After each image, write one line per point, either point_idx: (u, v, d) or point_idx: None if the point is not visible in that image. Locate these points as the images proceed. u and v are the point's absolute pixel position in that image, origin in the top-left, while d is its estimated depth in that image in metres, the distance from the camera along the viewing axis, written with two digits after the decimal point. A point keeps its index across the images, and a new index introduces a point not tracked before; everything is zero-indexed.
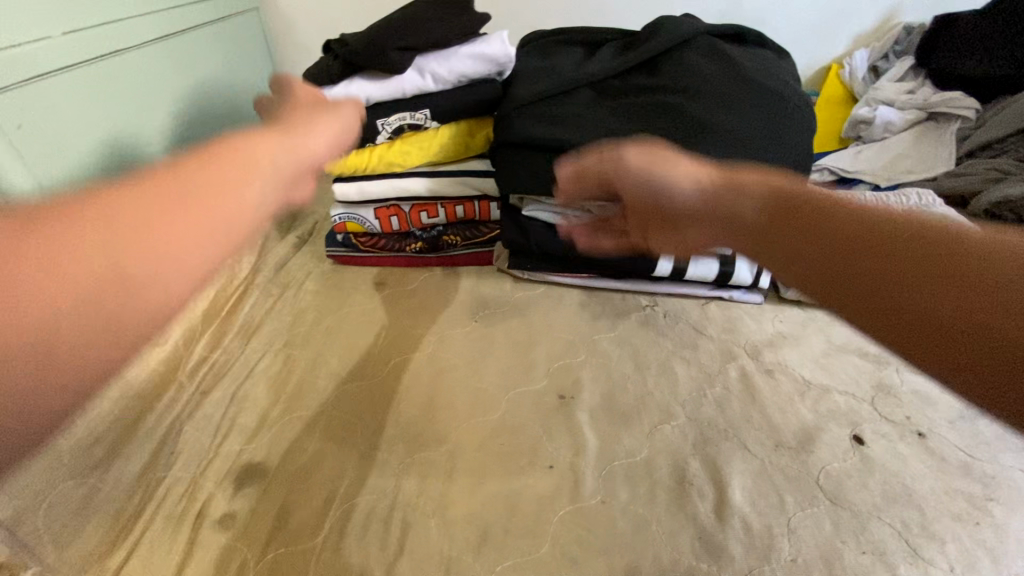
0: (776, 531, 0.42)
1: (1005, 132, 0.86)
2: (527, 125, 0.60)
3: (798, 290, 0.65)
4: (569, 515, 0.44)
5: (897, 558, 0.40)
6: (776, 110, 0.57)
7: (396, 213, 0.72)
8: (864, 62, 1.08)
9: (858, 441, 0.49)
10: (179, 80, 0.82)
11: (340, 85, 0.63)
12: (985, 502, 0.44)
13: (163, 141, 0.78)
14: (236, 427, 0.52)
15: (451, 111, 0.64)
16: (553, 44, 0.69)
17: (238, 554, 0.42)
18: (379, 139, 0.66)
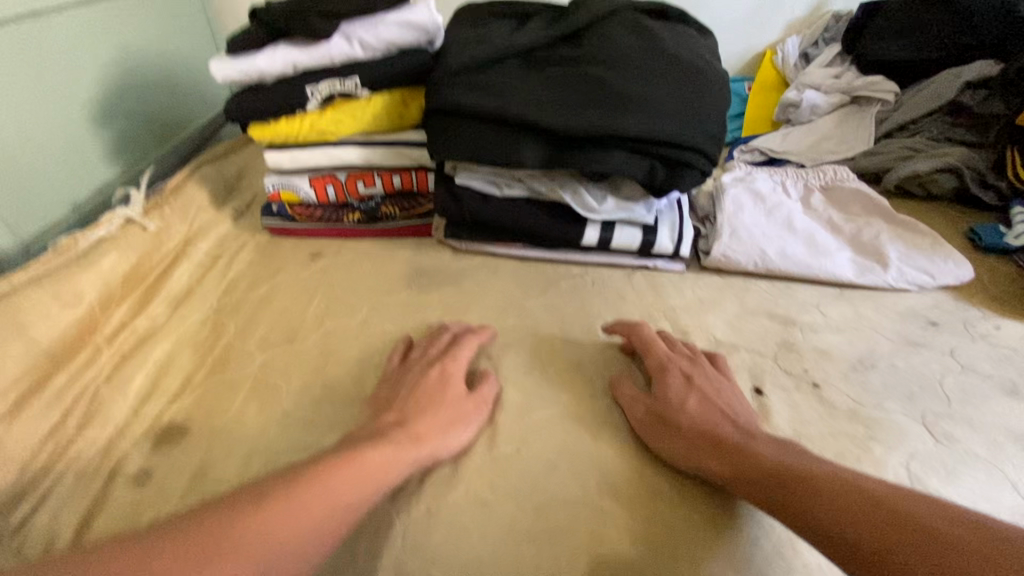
0: (676, 470, 0.45)
1: (920, 113, 0.93)
2: (457, 94, 0.61)
3: (717, 258, 0.68)
4: (485, 461, 0.46)
5: None
6: (692, 82, 0.60)
7: (332, 183, 0.72)
8: (795, 49, 1.12)
9: (759, 393, 0.53)
10: (111, 46, 0.79)
11: (267, 51, 0.62)
12: (867, 442, 0.48)
13: (91, 109, 0.76)
14: (157, 390, 0.52)
15: (382, 81, 0.64)
16: (486, 17, 0.70)
17: (152, 508, 0.43)
18: (310, 106, 0.65)
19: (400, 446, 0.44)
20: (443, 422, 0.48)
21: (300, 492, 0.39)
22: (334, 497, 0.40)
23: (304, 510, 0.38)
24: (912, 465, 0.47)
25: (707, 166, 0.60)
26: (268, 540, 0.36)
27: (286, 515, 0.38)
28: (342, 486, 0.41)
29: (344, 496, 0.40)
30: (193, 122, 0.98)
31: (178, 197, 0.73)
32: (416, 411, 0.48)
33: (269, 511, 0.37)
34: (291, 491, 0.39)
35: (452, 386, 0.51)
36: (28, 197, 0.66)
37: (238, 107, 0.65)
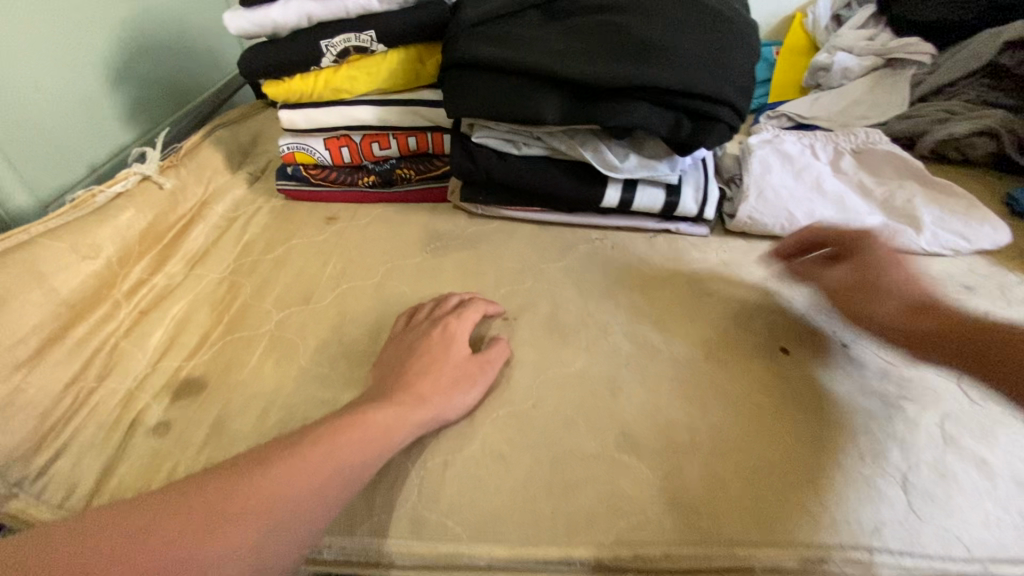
0: (698, 428, 0.44)
1: (957, 74, 0.88)
2: (474, 44, 0.59)
3: (742, 220, 0.66)
4: (502, 417, 0.46)
5: (810, 447, 0.42)
6: (720, 31, 0.57)
7: (347, 143, 0.71)
8: (826, 11, 1.08)
9: (785, 351, 0.51)
10: (127, 6, 0.78)
11: (281, 1, 0.61)
12: (899, 400, 0.46)
13: (107, 69, 0.75)
14: (176, 345, 0.52)
15: (398, 34, 0.62)
16: None
17: (172, 457, 0.43)
18: (325, 63, 0.64)
19: (407, 406, 0.43)
20: (447, 382, 0.46)
21: (305, 445, 0.39)
22: (338, 450, 0.39)
23: (323, 460, 0.38)
24: (946, 424, 0.45)
25: (735, 120, 0.57)
26: (288, 485, 0.36)
27: (303, 464, 0.38)
28: (360, 441, 0.40)
29: (360, 449, 0.40)
30: (209, 88, 0.97)
31: (193, 159, 0.72)
32: (420, 369, 0.46)
33: (293, 458, 0.38)
34: (313, 442, 0.39)
35: (457, 344, 0.50)
36: (45, 156, 0.66)
37: (251, 61, 0.64)
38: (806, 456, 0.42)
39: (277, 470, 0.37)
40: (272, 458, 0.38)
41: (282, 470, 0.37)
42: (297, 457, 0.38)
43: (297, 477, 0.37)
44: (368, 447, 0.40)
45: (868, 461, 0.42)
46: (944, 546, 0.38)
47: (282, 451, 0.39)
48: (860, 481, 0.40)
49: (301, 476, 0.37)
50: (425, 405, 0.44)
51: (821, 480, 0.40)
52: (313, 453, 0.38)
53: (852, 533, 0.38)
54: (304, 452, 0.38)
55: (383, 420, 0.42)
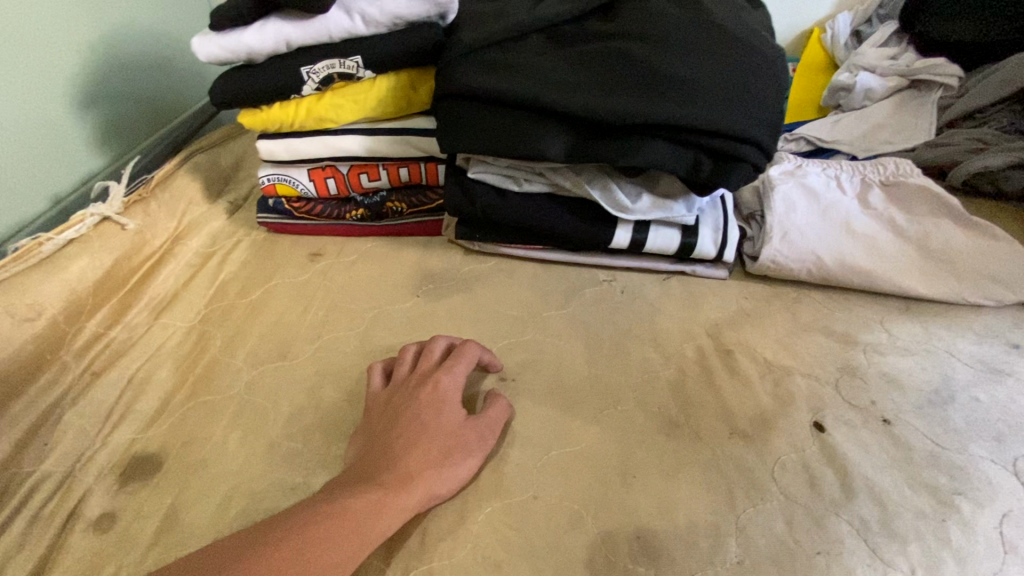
0: (722, 530, 0.38)
1: (988, 100, 0.82)
2: (470, 74, 0.53)
3: (764, 264, 0.60)
4: (497, 511, 0.40)
5: (854, 558, 0.36)
6: (744, 61, 0.51)
7: (333, 175, 0.65)
8: (846, 26, 1.02)
9: (819, 428, 0.45)
10: (97, 23, 0.73)
11: (256, 25, 0.55)
12: (953, 495, 0.40)
13: (74, 93, 0.69)
14: (131, 413, 0.46)
15: (386, 61, 0.56)
16: None
17: (114, 561, 0.37)
18: (307, 90, 0.58)
19: (390, 489, 0.37)
20: (437, 456, 0.40)
21: (271, 542, 0.34)
22: (308, 548, 0.33)
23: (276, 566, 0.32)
24: (1009, 527, 0.39)
25: (760, 160, 0.52)
26: None
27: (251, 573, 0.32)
28: (324, 540, 0.34)
29: (322, 553, 0.34)
30: (191, 106, 0.92)
31: (166, 191, 0.66)
32: (405, 443, 0.40)
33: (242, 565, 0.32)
34: (268, 543, 0.34)
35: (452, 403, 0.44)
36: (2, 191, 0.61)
37: (225, 89, 0.58)
38: (848, 568, 0.36)
39: (242, 568, 0.32)
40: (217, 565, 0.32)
41: (244, 565, 0.32)
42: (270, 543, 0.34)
43: (258, 574, 0.32)
44: (347, 528, 0.35)
45: None
46: None
47: (251, 543, 0.34)
48: None
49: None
50: (406, 476, 0.38)
51: None
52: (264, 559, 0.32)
53: None
54: (275, 541, 0.34)
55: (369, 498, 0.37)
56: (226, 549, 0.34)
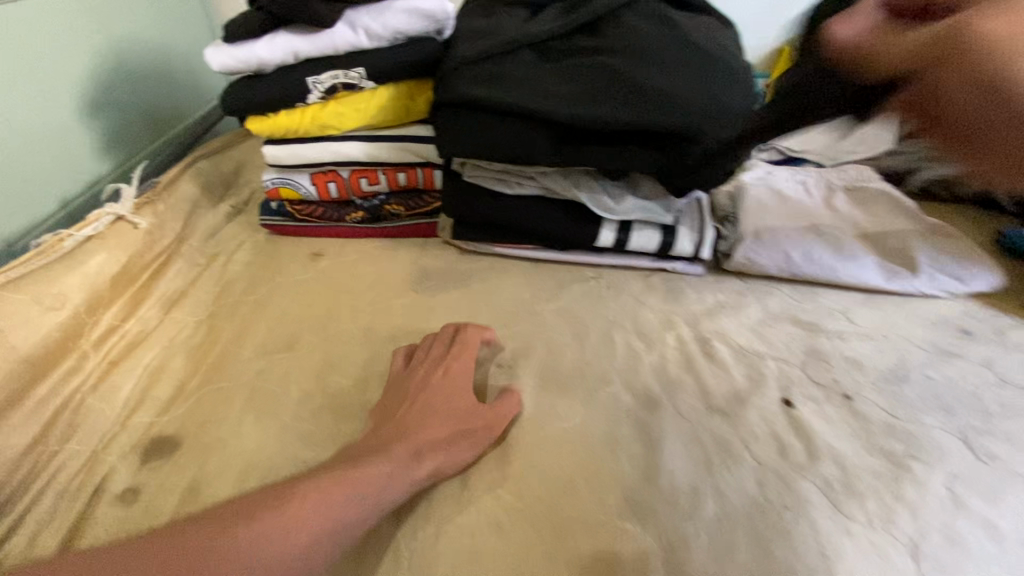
0: (701, 491, 0.42)
1: None
2: (466, 85, 0.58)
3: (738, 260, 0.65)
4: (497, 480, 0.43)
5: (819, 513, 0.41)
6: (715, 74, 0.57)
7: (334, 179, 0.69)
8: None
9: (788, 404, 0.49)
10: (104, 37, 0.76)
11: (266, 39, 0.59)
12: (906, 458, 0.45)
13: (83, 101, 0.72)
14: (147, 399, 0.49)
15: (387, 71, 0.61)
16: (496, 7, 0.67)
17: (140, 530, 0.39)
18: (312, 98, 0.62)
19: (406, 457, 0.41)
20: (444, 431, 0.45)
21: (298, 496, 0.37)
22: (334, 501, 0.37)
23: (305, 514, 0.36)
24: (954, 484, 0.43)
25: (731, 163, 0.57)
26: (271, 542, 0.35)
27: (284, 523, 0.35)
28: (347, 493, 0.38)
29: (346, 505, 0.37)
30: (192, 116, 0.95)
31: (172, 194, 0.69)
32: (417, 418, 0.45)
33: (277, 514, 0.36)
34: (298, 495, 0.37)
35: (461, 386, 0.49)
36: (14, 194, 0.63)
37: (235, 98, 0.62)
38: (813, 520, 0.40)
39: (276, 514, 0.36)
40: (252, 516, 0.36)
41: (274, 515, 0.36)
42: (298, 496, 0.37)
43: (294, 516, 0.36)
44: (366, 486, 0.39)
45: (877, 527, 0.40)
46: None
47: (276, 497, 0.37)
48: (871, 550, 0.39)
49: (281, 530, 0.35)
50: (417, 442, 0.43)
51: (829, 546, 0.39)
52: (297, 506, 0.36)
53: None
54: (303, 496, 0.37)
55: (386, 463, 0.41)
56: (253, 501, 0.37)
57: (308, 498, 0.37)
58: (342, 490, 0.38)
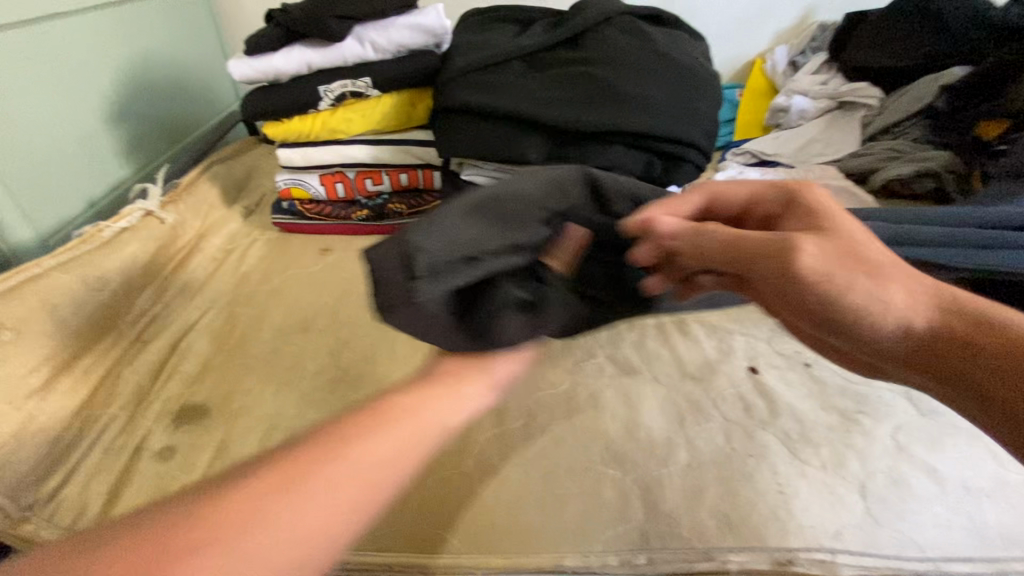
0: (675, 442, 0.47)
1: (903, 116, 0.96)
2: (462, 92, 0.64)
3: None
4: (495, 436, 0.48)
5: (778, 459, 0.46)
6: (684, 82, 0.64)
7: (341, 179, 0.75)
8: (784, 57, 1.17)
9: (754, 371, 0.55)
10: (126, 51, 0.82)
11: (282, 52, 0.65)
12: (858, 413, 0.51)
13: (107, 110, 0.78)
14: (177, 373, 0.54)
15: (391, 80, 0.67)
16: (489, 23, 0.74)
17: (178, 481, 0.44)
18: (322, 106, 0.68)
19: (431, 419, 0.36)
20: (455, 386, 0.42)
21: (301, 481, 0.30)
22: (362, 469, 0.31)
23: (337, 488, 0.30)
24: (899, 435, 0.49)
25: (700, 160, 0.63)
26: (298, 518, 0.29)
27: (311, 497, 0.29)
28: (378, 457, 0.33)
29: (383, 472, 0.32)
30: (203, 125, 1.01)
31: (191, 195, 0.75)
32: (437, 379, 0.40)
33: (305, 486, 0.30)
34: (321, 461, 0.31)
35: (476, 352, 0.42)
36: (47, 194, 0.68)
37: (253, 106, 0.68)
38: (773, 465, 0.46)
39: (303, 488, 0.29)
40: (275, 489, 0.29)
41: (269, 518, 0.28)
42: (300, 481, 0.30)
43: (325, 488, 0.30)
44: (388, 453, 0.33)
45: (829, 470, 0.46)
46: (897, 548, 0.42)
47: (295, 469, 0.30)
48: (823, 488, 0.44)
49: (305, 503, 0.29)
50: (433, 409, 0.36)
51: (787, 486, 0.44)
52: (323, 480, 0.30)
53: (815, 537, 0.41)
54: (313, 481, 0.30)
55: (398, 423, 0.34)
56: (269, 473, 0.30)
57: (340, 466, 0.31)
58: (373, 459, 0.32)
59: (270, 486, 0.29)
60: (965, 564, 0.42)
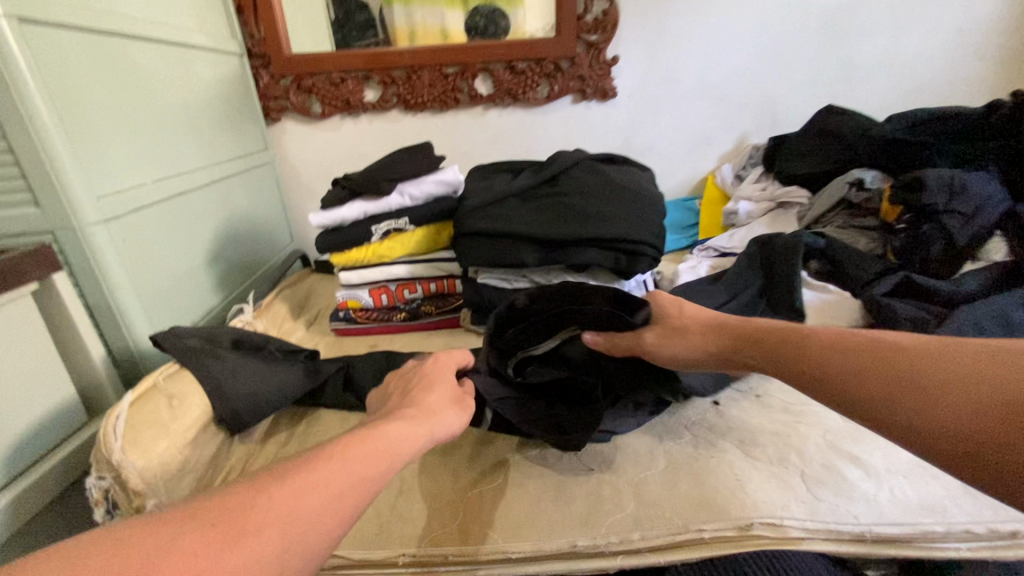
0: (654, 453, 0.62)
1: (825, 209, 1.18)
2: (473, 224, 0.88)
3: None
4: (518, 461, 0.63)
5: (734, 458, 0.61)
6: (637, 201, 0.88)
7: (386, 291, 0.96)
8: (728, 172, 1.45)
9: (715, 403, 0.71)
10: (218, 212, 1.08)
11: (346, 206, 0.92)
12: (794, 422, 0.66)
13: (206, 255, 1.01)
14: (272, 436, 0.69)
15: (423, 217, 0.92)
16: (490, 174, 1.01)
17: None
18: (373, 239, 0.92)
19: (409, 418, 0.48)
20: (443, 402, 0.53)
21: (331, 463, 0.39)
22: (328, 484, 0.38)
23: (329, 484, 0.38)
24: (828, 436, 0.64)
25: (655, 253, 0.85)
26: (291, 509, 0.35)
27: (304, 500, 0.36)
28: (355, 467, 0.40)
29: (351, 474, 0.39)
30: (268, 262, 1.26)
31: (270, 311, 0.96)
32: (358, 462, 0.40)
33: (298, 495, 0.36)
34: (317, 470, 0.38)
35: (426, 399, 0.52)
36: (168, 317, 0.87)
37: (323, 243, 0.93)
38: (730, 461, 0.60)
39: (282, 497, 0.36)
40: (257, 517, 0.34)
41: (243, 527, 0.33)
42: (290, 498, 0.35)
43: (297, 504, 0.35)
44: (341, 487, 0.38)
45: (774, 463, 0.60)
46: (834, 516, 0.55)
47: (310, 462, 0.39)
48: (771, 475, 0.58)
49: (288, 507, 0.35)
50: (432, 424, 0.48)
51: (742, 476, 0.58)
52: (293, 495, 0.36)
53: (768, 509, 0.55)
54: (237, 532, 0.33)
55: (398, 428, 0.46)
56: (286, 470, 0.38)
57: (333, 477, 0.38)
58: (367, 462, 0.40)
59: (245, 517, 0.34)
60: (892, 526, 0.55)
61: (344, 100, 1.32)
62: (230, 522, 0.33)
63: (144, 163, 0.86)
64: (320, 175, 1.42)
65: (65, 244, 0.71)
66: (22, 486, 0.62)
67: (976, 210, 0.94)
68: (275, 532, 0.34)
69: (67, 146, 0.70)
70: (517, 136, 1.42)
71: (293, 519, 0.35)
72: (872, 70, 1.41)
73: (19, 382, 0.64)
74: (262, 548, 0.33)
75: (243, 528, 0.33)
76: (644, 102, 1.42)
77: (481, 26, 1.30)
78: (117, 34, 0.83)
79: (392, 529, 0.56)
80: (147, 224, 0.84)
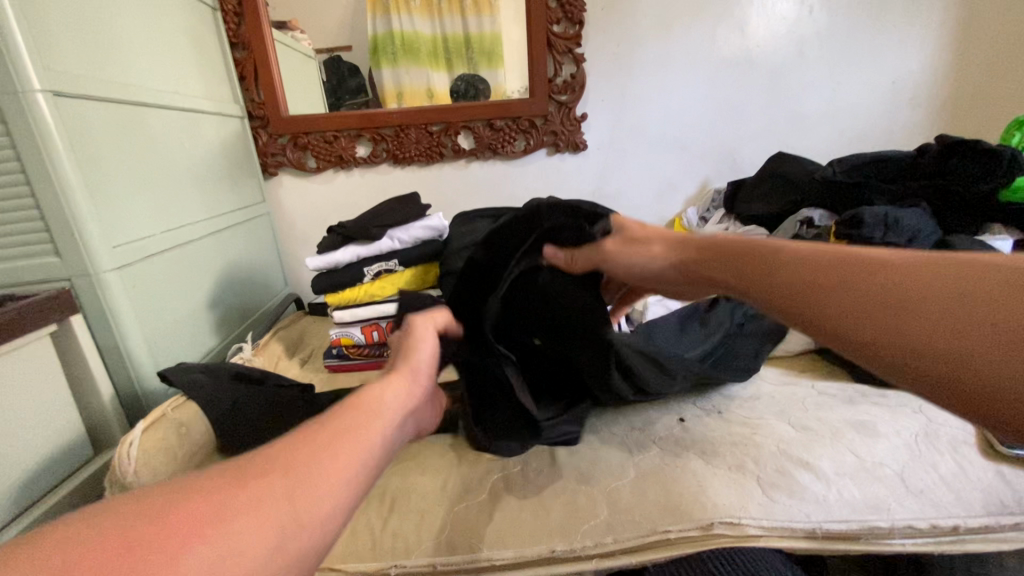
0: (626, 465, 0.68)
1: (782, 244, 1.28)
2: (457, 263, 0.96)
3: None
4: (501, 478, 0.68)
5: (697, 467, 0.67)
6: None
7: (376, 329, 1.03)
8: (695, 214, 1.57)
9: (682, 420, 0.77)
10: (218, 260, 1.15)
11: (340, 250, 1.00)
12: (752, 434, 0.72)
13: (206, 299, 1.07)
14: None
15: (411, 259, 1.00)
16: (472, 219, 1.10)
17: None
18: (365, 280, 1.00)
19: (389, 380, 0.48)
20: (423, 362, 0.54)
21: (309, 446, 0.39)
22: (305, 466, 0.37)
23: (308, 464, 0.38)
24: (783, 445, 0.70)
25: None
26: (275, 499, 0.35)
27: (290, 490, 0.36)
28: (331, 442, 0.40)
29: (328, 451, 0.39)
30: (263, 307, 1.32)
31: (266, 350, 1.01)
32: (332, 442, 0.40)
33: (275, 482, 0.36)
34: (290, 453, 0.38)
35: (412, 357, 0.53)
36: (170, 357, 0.92)
37: (318, 285, 1.00)
38: (694, 470, 0.66)
39: (253, 490, 0.35)
40: (237, 511, 0.33)
41: (222, 517, 0.33)
42: (267, 486, 0.35)
43: (271, 492, 0.35)
44: (323, 465, 0.38)
45: (733, 470, 0.66)
46: (787, 514, 0.61)
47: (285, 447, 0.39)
48: (731, 480, 0.64)
49: (268, 493, 0.35)
50: (411, 387, 0.49)
51: (705, 482, 0.64)
52: (274, 486, 0.36)
53: (728, 510, 0.60)
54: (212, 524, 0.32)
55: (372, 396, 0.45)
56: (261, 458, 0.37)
57: (316, 460, 0.38)
58: (345, 437, 0.41)
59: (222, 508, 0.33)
60: (839, 523, 0.61)
61: (337, 155, 1.43)
62: (203, 514, 0.32)
63: (153, 216, 0.94)
64: (313, 225, 1.51)
65: (80, 289, 0.77)
66: (29, 517, 0.65)
67: (910, 239, 1.05)
68: (258, 516, 0.34)
69: (89, 201, 0.77)
70: (497, 184, 1.53)
71: (282, 509, 0.35)
72: (816, 120, 1.56)
73: (35, 417, 0.69)
74: (245, 534, 0.32)
75: (217, 519, 0.32)
76: (614, 153, 1.55)
77: (463, 88, 1.43)
78: (134, 103, 0.93)
79: (384, 543, 0.60)
80: (154, 271, 0.91)
